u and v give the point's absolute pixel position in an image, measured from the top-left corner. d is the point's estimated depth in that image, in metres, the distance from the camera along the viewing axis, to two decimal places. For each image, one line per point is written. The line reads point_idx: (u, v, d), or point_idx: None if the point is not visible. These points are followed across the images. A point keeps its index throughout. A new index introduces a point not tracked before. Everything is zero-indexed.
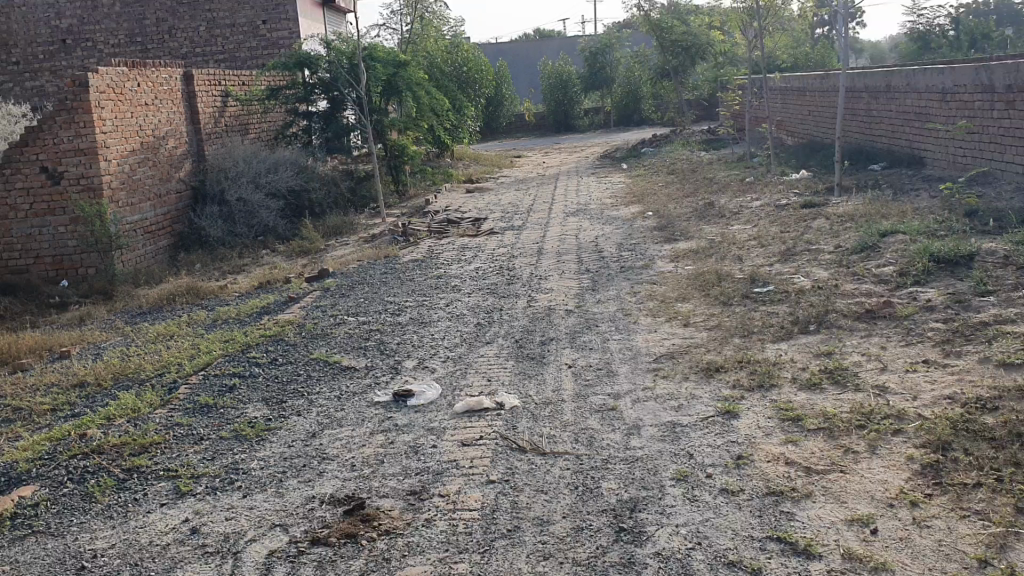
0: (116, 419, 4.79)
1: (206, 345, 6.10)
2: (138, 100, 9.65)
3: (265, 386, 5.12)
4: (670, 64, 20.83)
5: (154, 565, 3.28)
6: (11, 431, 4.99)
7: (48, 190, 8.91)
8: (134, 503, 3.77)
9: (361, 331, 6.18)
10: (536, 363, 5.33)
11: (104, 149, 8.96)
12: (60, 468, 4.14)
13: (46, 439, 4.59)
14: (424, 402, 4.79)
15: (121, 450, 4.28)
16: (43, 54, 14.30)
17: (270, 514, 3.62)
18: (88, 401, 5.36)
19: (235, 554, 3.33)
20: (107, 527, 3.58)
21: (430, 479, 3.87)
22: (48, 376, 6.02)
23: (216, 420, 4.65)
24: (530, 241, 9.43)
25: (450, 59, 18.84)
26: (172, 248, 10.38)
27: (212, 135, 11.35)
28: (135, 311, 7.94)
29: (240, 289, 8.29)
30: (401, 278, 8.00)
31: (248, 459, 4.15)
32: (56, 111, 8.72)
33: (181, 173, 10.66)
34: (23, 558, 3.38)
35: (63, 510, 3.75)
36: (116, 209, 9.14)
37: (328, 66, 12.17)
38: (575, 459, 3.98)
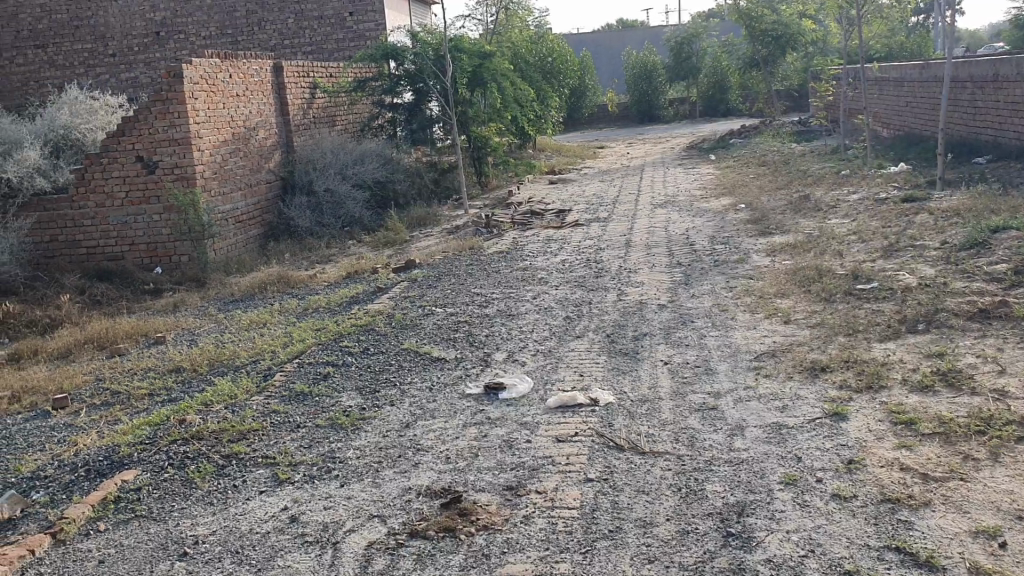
0: (214, 405, 4.84)
1: (298, 333, 6.14)
2: (229, 91, 9.80)
3: (358, 375, 5.11)
4: (759, 53, 20.42)
5: (255, 553, 3.26)
6: (111, 415, 5.08)
7: (144, 178, 9.09)
8: (234, 490, 3.79)
9: (450, 322, 6.13)
10: (631, 359, 5.21)
11: (198, 140, 9.11)
12: (160, 453, 4.18)
13: (147, 424, 4.66)
14: (516, 396, 4.72)
15: (220, 437, 4.30)
16: (138, 46, 14.59)
17: (368, 505, 3.58)
18: (185, 386, 5.43)
19: (335, 544, 3.30)
20: (208, 513, 3.60)
21: (526, 474, 3.79)
22: (145, 361, 6.12)
23: (311, 408, 4.65)
24: (617, 233, 9.28)
25: (535, 50, 18.74)
26: (262, 237, 10.53)
27: (301, 126, 11.47)
28: (227, 299, 8.06)
29: (329, 278, 8.34)
30: (486, 270, 7.93)
31: (344, 448, 4.13)
32: (152, 102, 8.88)
33: (271, 164, 10.80)
34: (127, 541, 3.40)
35: (164, 495, 3.78)
36: (209, 200, 9.29)
37: (414, 57, 12.20)
38: (677, 460, 3.85)
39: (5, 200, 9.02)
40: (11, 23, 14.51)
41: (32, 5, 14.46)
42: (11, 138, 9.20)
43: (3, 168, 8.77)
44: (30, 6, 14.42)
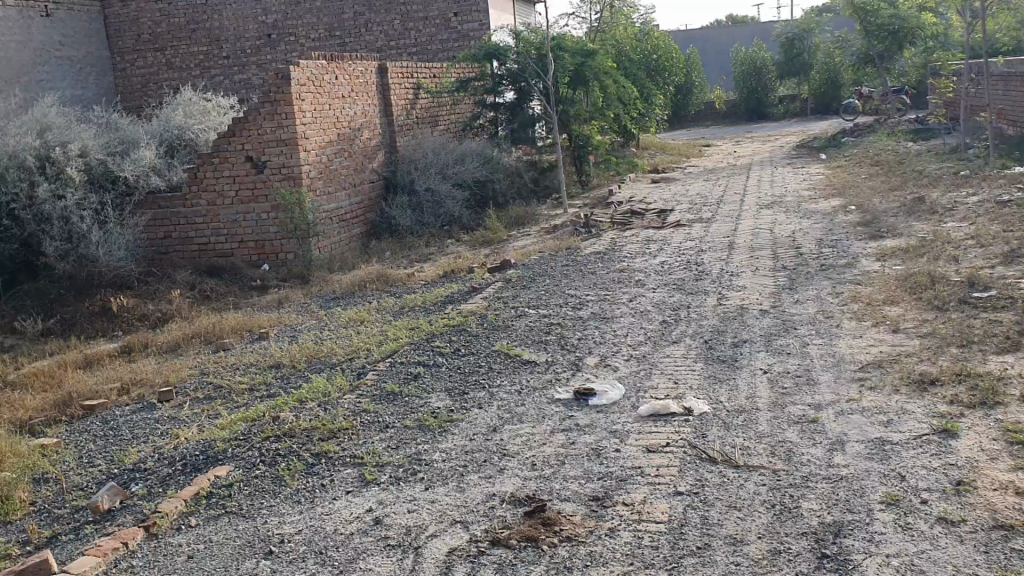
0: (308, 402, 4.91)
1: (393, 332, 6.18)
2: (335, 92, 9.99)
3: (449, 376, 5.12)
4: (874, 49, 19.74)
5: (338, 555, 3.27)
6: (212, 409, 5.22)
7: (252, 178, 9.33)
8: (321, 489, 3.82)
9: (543, 325, 6.07)
10: (728, 367, 5.05)
11: (304, 140, 9.31)
12: (253, 449, 4.25)
13: (243, 419, 4.76)
14: (606, 402, 4.62)
15: (310, 435, 4.35)
16: (251, 49, 15.03)
17: (451, 509, 3.56)
18: (282, 382, 5.53)
19: (417, 549, 3.28)
20: (295, 512, 3.64)
21: (613, 485, 3.70)
22: (247, 356, 6.27)
23: (401, 408, 4.67)
24: (720, 235, 9.05)
25: (639, 47, 18.52)
26: (364, 235, 10.68)
27: (404, 126, 11.60)
28: (329, 296, 8.19)
29: (426, 277, 8.39)
30: (583, 271, 7.84)
31: (430, 450, 4.12)
32: (260, 103, 9.11)
33: (374, 164, 10.96)
34: (216, 538, 3.46)
35: (254, 492, 3.84)
36: (314, 198, 9.47)
37: (517, 57, 12.21)
38: (772, 475, 3.69)
39: (123, 197, 9.25)
40: (133, 27, 15.15)
41: (152, 10, 15.06)
42: (130, 137, 9.40)
43: (121, 166, 8.97)
44: (150, 10, 15.03)
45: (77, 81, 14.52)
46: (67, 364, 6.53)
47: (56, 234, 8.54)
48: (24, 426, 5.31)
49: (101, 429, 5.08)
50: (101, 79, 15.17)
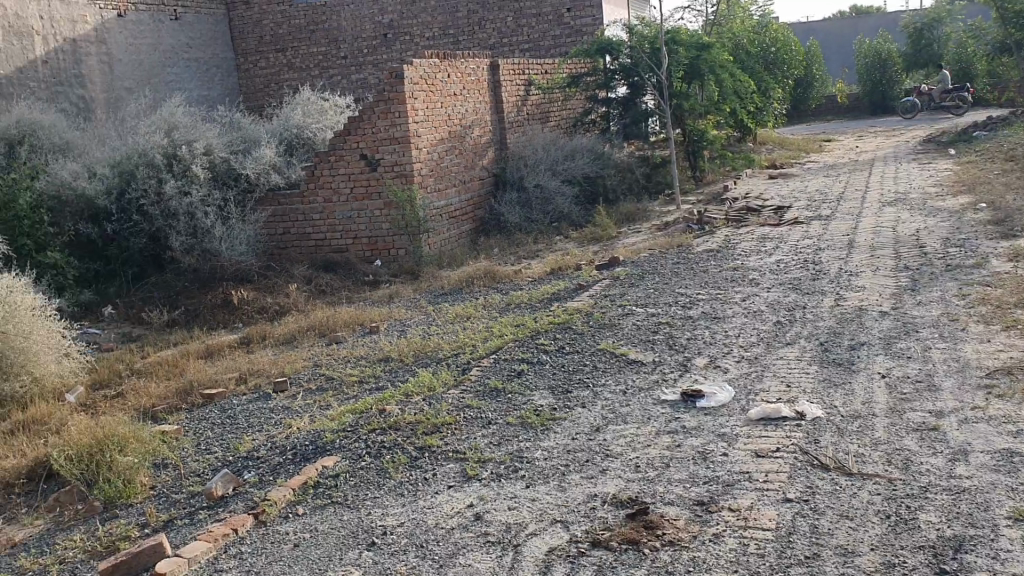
0: (413, 396, 4.96)
1: (499, 328, 6.20)
2: (448, 90, 10.11)
3: (553, 374, 5.10)
4: (1013, 37, 18.63)
5: (439, 549, 3.29)
6: (322, 400, 5.35)
7: (366, 175, 9.51)
8: (424, 482, 3.86)
9: (650, 324, 5.97)
10: (844, 370, 4.86)
11: (416, 138, 9.45)
12: (360, 441, 4.32)
13: (351, 411, 4.85)
14: (715, 405, 4.51)
15: (414, 428, 4.40)
16: (368, 49, 15.25)
17: (552, 508, 3.53)
18: (390, 375, 5.62)
19: (517, 547, 3.26)
20: (398, 505, 3.68)
21: (719, 490, 3.60)
22: (357, 349, 6.39)
23: (504, 405, 4.67)
24: (839, 233, 8.73)
25: (756, 39, 18.04)
26: (473, 232, 10.77)
27: (515, 123, 11.65)
28: (438, 291, 8.28)
29: (534, 274, 8.39)
30: (695, 269, 7.68)
31: (532, 448, 4.11)
32: (375, 102, 9.28)
33: (484, 161, 11.05)
34: (321, 527, 3.53)
35: (359, 483, 3.91)
36: (426, 195, 9.60)
37: (629, 52, 12.10)
38: (888, 484, 3.53)
39: (244, 194, 9.58)
40: (256, 29, 15.74)
41: (274, 12, 15.58)
42: (250, 136, 9.83)
43: (243, 164, 9.35)
44: (273, 12, 15.59)
45: (204, 82, 15.13)
46: (189, 354, 6.80)
47: (182, 229, 8.92)
48: (148, 413, 5.56)
49: (219, 417, 5.26)
50: (225, 80, 15.77)
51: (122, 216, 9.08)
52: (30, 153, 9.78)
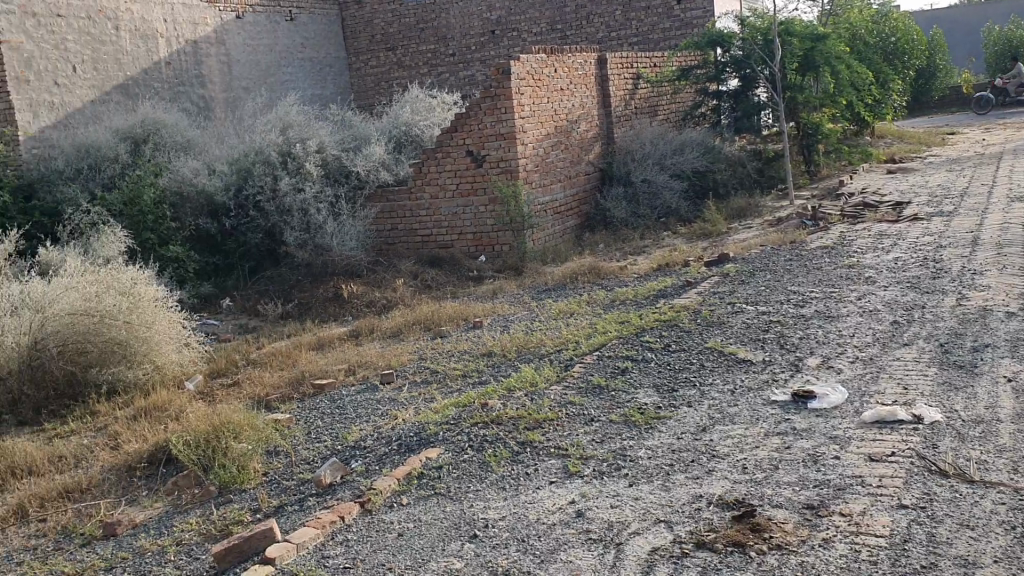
0: (516, 391, 4.97)
1: (603, 325, 6.15)
2: (555, 85, 10.11)
3: (658, 372, 5.02)
4: None
5: (540, 544, 3.28)
6: (426, 392, 5.42)
7: (472, 171, 9.58)
8: (526, 477, 3.86)
9: (760, 322, 5.82)
10: (966, 373, 4.64)
11: (523, 134, 9.48)
12: (463, 434, 4.36)
13: (454, 405, 4.90)
14: (827, 406, 4.36)
15: (517, 423, 4.41)
16: (476, 46, 15.34)
17: (655, 508, 3.48)
18: (493, 370, 5.64)
19: (619, 545, 3.23)
20: (499, 498, 3.69)
21: (830, 494, 3.48)
22: (462, 344, 6.45)
23: (607, 402, 4.63)
24: (963, 230, 8.34)
25: (876, 29, 17.40)
26: (579, 227, 10.73)
27: (622, 117, 11.56)
28: (543, 287, 8.28)
29: (640, 270, 8.30)
30: (807, 267, 7.46)
31: (635, 446, 4.06)
32: (482, 98, 9.35)
33: (591, 156, 11.01)
34: (425, 518, 3.57)
35: (462, 476, 3.94)
36: (531, 190, 9.62)
37: (741, 44, 11.83)
38: (1014, 494, 3.34)
39: (355, 190, 9.80)
40: (367, 28, 16.07)
41: (385, 11, 15.87)
42: (361, 134, 10.10)
43: (354, 162, 9.61)
44: (383, 12, 15.87)
45: (317, 81, 15.52)
46: (301, 346, 6.99)
47: (296, 225, 9.18)
48: (261, 401, 5.74)
49: (328, 407, 5.39)
50: (337, 79, 16.15)
51: (240, 211, 9.42)
52: (154, 151, 10.23)
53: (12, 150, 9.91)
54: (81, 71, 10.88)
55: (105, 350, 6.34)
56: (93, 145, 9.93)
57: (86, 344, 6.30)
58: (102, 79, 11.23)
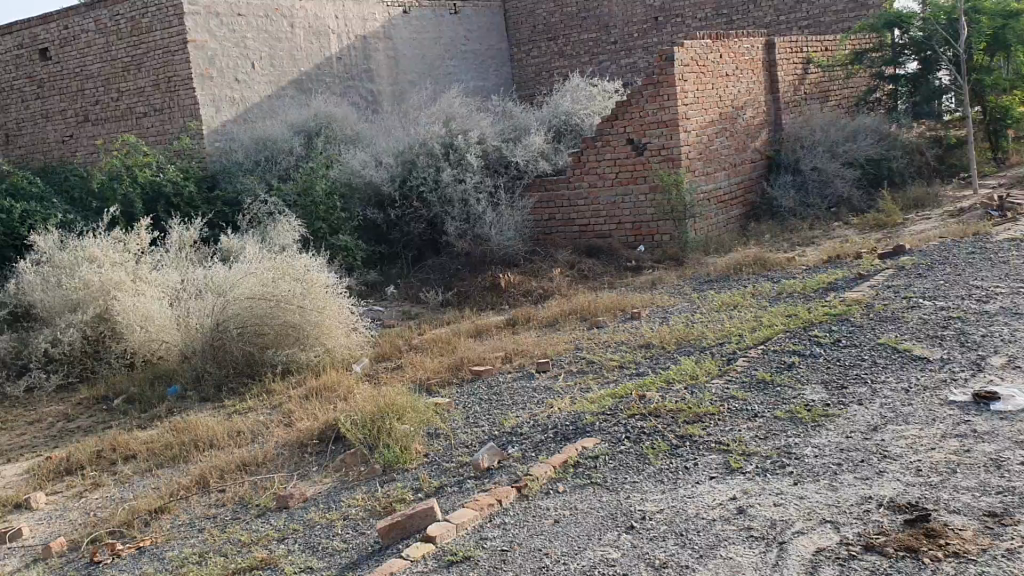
0: (676, 383, 4.90)
1: (767, 318, 5.98)
2: (720, 71, 9.89)
3: (826, 368, 4.83)
4: None
5: (699, 539, 3.22)
6: (585, 382, 5.42)
7: (633, 160, 9.49)
8: (685, 471, 3.80)
9: (939, 318, 5.49)
10: None
11: (686, 121, 9.32)
12: (620, 425, 4.33)
13: (612, 395, 4.87)
14: (1013, 408, 4.07)
15: (676, 417, 4.34)
16: (638, 33, 15.15)
17: (820, 508, 3.35)
18: (652, 362, 5.57)
19: (781, 544, 3.13)
20: (657, 491, 3.65)
21: (1015, 501, 3.23)
22: (620, 335, 6.40)
23: (771, 398, 4.50)
24: None
25: None
26: (742, 218, 10.46)
27: (790, 104, 11.19)
28: (703, 278, 8.11)
29: (807, 262, 8.00)
30: (993, 260, 6.98)
31: (801, 444, 3.91)
32: (644, 85, 9.26)
33: (756, 144, 10.70)
34: (581, 506, 3.58)
35: (619, 466, 3.92)
36: (693, 179, 9.45)
37: (922, 24, 11.17)
38: None
39: (515, 180, 9.90)
40: (530, 19, 16.21)
41: (547, 1, 15.98)
42: (521, 124, 10.19)
43: (514, 151, 9.66)
44: (546, 2, 15.99)
45: (479, 73, 15.74)
46: (461, 333, 7.13)
47: (457, 214, 9.38)
48: (422, 385, 5.90)
49: (487, 393, 5.48)
50: (500, 71, 16.33)
51: (404, 202, 9.70)
52: (326, 144, 10.67)
53: (197, 143, 10.57)
54: (259, 68, 11.46)
55: (280, 333, 6.67)
56: (270, 139, 10.49)
57: (263, 327, 6.65)
58: (278, 74, 11.79)
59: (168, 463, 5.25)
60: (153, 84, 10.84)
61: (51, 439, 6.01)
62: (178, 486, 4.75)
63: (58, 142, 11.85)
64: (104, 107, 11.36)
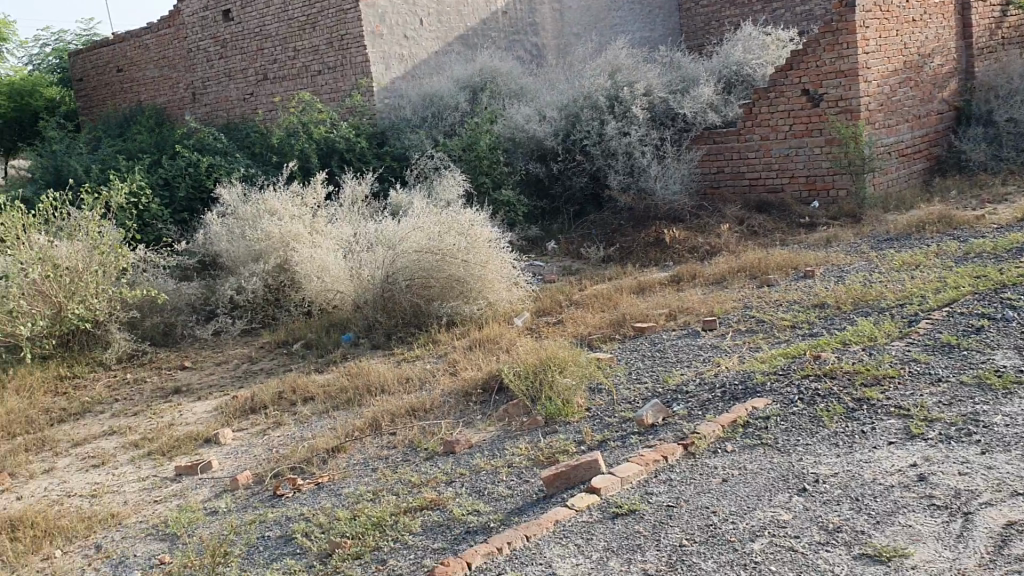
0: (852, 344, 4.70)
1: (955, 279, 5.63)
2: (905, 17, 9.33)
3: (1020, 332, 4.51)
4: None
5: (876, 505, 3.09)
6: (754, 341, 5.28)
7: (807, 112, 9.09)
8: (862, 435, 3.65)
9: None
10: None
11: (866, 70, 8.84)
12: (792, 385, 4.21)
13: (784, 354, 4.74)
14: None
15: (853, 378, 4.17)
16: None
17: (1012, 479, 3.14)
18: (826, 322, 5.36)
19: (967, 515, 2.96)
20: (831, 454, 3.53)
21: None
22: (792, 293, 6.19)
23: (958, 361, 4.25)
24: None
25: None
26: (925, 173, 9.87)
27: (984, 50, 10.42)
28: (882, 237, 7.71)
29: (999, 221, 7.46)
30: None
31: (990, 412, 3.68)
32: (821, 33, 8.84)
33: (943, 94, 10.05)
34: (751, 466, 3.50)
35: (791, 428, 3.80)
36: (873, 131, 8.98)
37: None
38: None
39: (681, 133, 9.70)
40: None
41: None
42: (689, 75, 9.94)
43: (681, 103, 9.44)
44: None
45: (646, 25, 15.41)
46: (624, 288, 7.09)
47: (621, 169, 9.29)
48: (585, 340, 5.91)
49: (651, 349, 5.44)
50: (667, 21, 15.92)
51: (568, 156, 9.68)
52: (491, 99, 10.76)
53: (368, 100, 10.89)
54: (427, 24, 11.65)
55: (446, 285, 6.82)
56: (436, 95, 10.67)
57: (430, 279, 6.82)
58: (446, 30, 11.96)
59: (343, 406, 5.50)
60: (326, 42, 11.20)
61: (236, 379, 6.42)
62: (353, 428, 4.97)
63: (239, 100, 12.47)
64: (282, 66, 11.84)
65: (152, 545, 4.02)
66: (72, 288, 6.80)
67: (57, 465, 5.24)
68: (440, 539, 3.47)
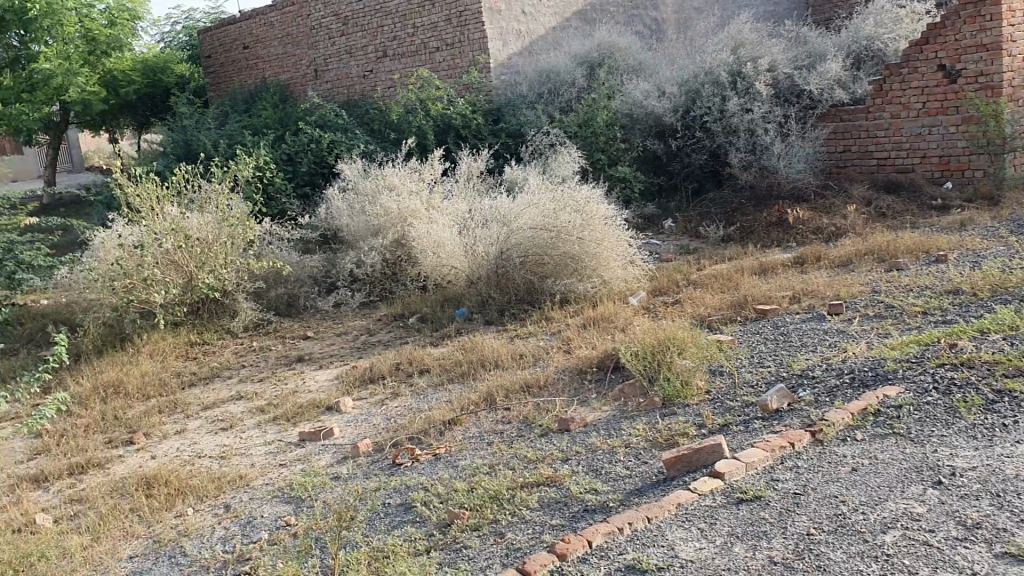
0: (991, 333, 4.48)
1: None
2: None
3: None
4: None
5: (1019, 501, 2.94)
6: (883, 327, 5.10)
7: (943, 88, 8.68)
8: (1004, 429, 3.48)
9: None
10: None
11: (1010, 44, 8.37)
12: (927, 374, 4.05)
13: (916, 341, 4.55)
14: None
15: (993, 368, 3.98)
16: None
17: None
18: (961, 309, 5.12)
19: None
20: (969, 447, 3.37)
21: None
22: (923, 279, 5.94)
23: None
24: None
25: None
26: None
27: None
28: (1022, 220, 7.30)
29: None
30: None
31: None
32: (961, 6, 8.42)
33: None
34: (882, 456, 3.38)
35: (925, 418, 3.66)
36: (1014, 109, 8.51)
37: None
38: None
39: (806, 110, 9.40)
40: None
41: None
42: (816, 51, 9.65)
43: (806, 79, 9.15)
44: None
45: None
46: (744, 269, 6.94)
47: (742, 146, 9.08)
48: (704, 321, 5.81)
49: (773, 333, 5.31)
50: None
51: (687, 133, 9.52)
52: (609, 75, 10.66)
53: (485, 77, 10.92)
54: (545, 0, 11.68)
55: (561, 263, 6.82)
56: (553, 71, 10.63)
57: (544, 256, 6.82)
58: (564, 6, 11.95)
59: (458, 379, 5.57)
60: (445, 19, 11.28)
61: (355, 350, 6.59)
62: (468, 401, 5.04)
63: (359, 77, 12.70)
64: (401, 43, 11.99)
65: (278, 507, 4.17)
66: (203, 258, 7.09)
67: (188, 426, 5.48)
68: (559, 516, 3.48)
